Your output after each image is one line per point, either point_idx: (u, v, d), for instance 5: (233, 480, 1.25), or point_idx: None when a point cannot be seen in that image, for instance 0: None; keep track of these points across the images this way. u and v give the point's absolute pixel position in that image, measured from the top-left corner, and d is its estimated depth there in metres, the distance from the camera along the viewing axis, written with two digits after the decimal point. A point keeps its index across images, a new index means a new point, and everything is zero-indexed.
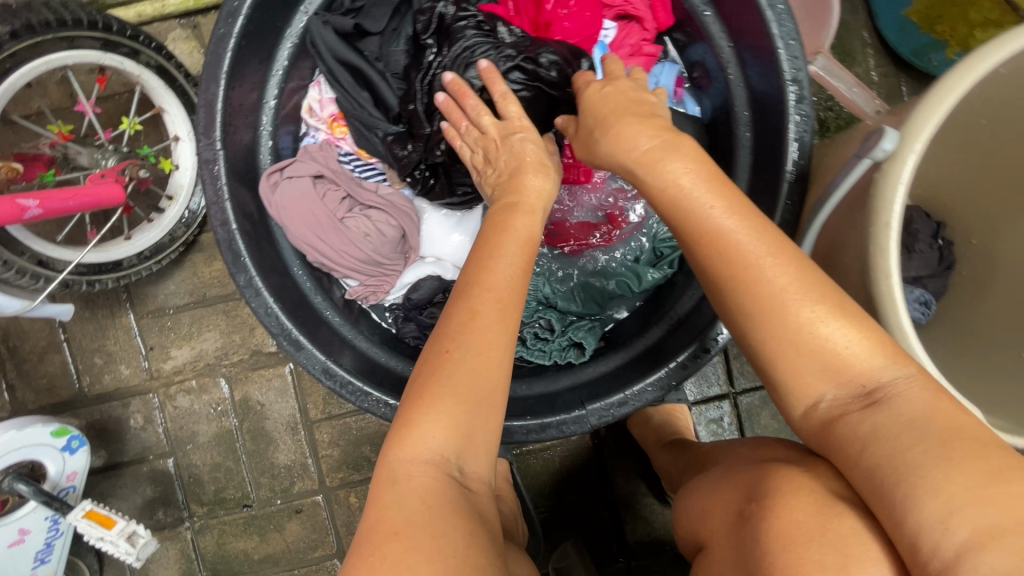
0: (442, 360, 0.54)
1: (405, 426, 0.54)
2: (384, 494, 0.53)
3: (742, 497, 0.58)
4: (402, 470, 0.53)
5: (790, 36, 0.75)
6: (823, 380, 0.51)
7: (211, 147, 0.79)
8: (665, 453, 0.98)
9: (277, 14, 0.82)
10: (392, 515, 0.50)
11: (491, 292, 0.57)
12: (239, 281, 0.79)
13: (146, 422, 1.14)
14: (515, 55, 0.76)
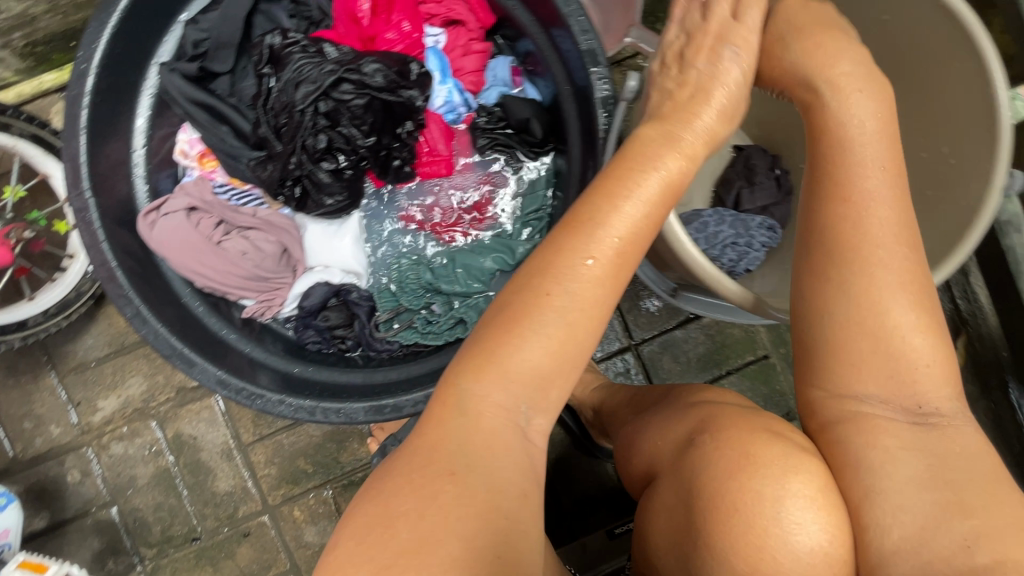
0: (544, 307, 0.58)
1: (484, 366, 0.58)
2: (449, 420, 0.59)
3: (693, 429, 0.70)
4: (476, 407, 0.58)
5: (577, 13, 0.86)
6: (875, 382, 0.61)
7: (80, 197, 0.85)
8: (597, 396, 1.08)
9: (128, 71, 0.91)
10: (450, 457, 0.57)
11: (623, 240, 0.60)
12: (126, 313, 0.85)
13: (83, 475, 1.17)
14: (338, 69, 0.88)
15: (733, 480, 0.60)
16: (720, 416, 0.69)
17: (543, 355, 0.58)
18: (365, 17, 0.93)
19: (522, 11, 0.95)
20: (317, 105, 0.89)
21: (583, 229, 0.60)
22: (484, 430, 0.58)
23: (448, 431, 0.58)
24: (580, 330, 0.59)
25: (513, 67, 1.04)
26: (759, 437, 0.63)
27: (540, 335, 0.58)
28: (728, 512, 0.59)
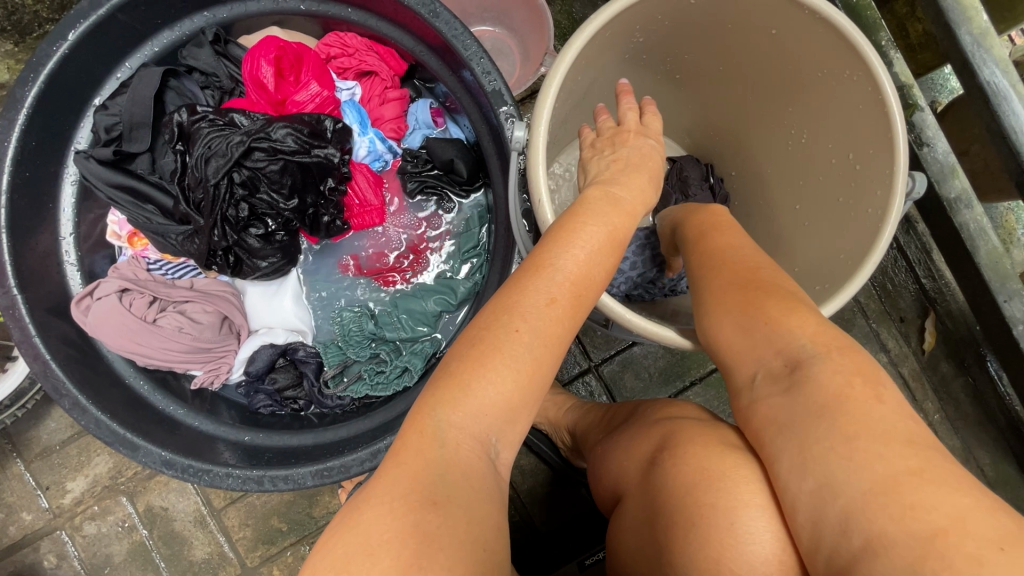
0: (507, 342, 0.56)
1: (459, 395, 0.55)
2: (425, 448, 0.53)
3: (656, 448, 0.70)
4: (450, 436, 0.54)
5: (477, 56, 0.87)
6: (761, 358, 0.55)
7: (7, 294, 0.86)
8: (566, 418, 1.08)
9: (47, 162, 0.92)
10: (428, 484, 0.50)
11: (575, 274, 0.59)
12: (64, 405, 0.85)
13: (60, 558, 1.17)
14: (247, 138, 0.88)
15: (699, 494, 0.56)
16: (677, 432, 0.68)
17: (512, 394, 0.56)
18: (272, 82, 0.93)
19: (430, 56, 0.97)
20: (232, 175, 0.89)
21: (546, 271, 0.58)
22: (456, 457, 0.53)
23: (428, 456, 0.53)
24: (545, 366, 0.57)
25: (434, 108, 1.06)
26: (713, 446, 0.60)
27: (507, 370, 0.55)
28: (695, 522, 0.55)
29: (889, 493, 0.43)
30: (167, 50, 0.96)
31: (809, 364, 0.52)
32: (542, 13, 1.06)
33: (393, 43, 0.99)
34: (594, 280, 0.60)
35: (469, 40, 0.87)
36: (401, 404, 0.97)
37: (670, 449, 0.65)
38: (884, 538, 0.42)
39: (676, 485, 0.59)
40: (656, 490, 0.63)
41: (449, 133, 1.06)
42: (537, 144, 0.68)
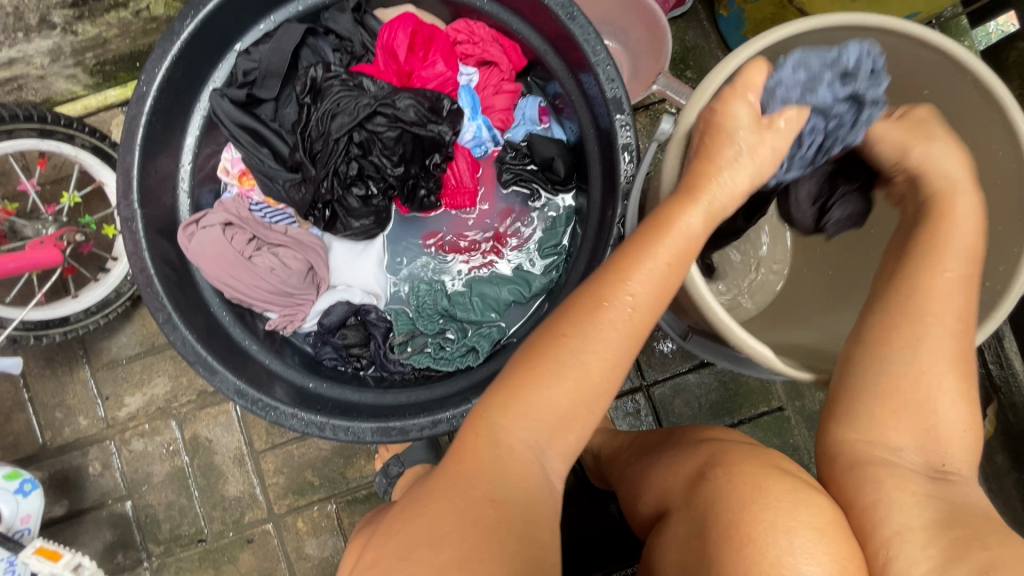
0: (552, 358, 0.60)
1: (510, 403, 0.61)
2: (482, 453, 0.60)
3: (701, 465, 0.72)
4: (501, 440, 0.60)
5: (604, 62, 0.90)
6: (908, 434, 0.66)
7: (129, 207, 0.92)
8: (599, 435, 1.09)
9: (185, 94, 0.99)
10: (484, 483, 0.59)
11: (636, 296, 0.60)
12: (158, 318, 0.90)
13: (104, 467, 1.22)
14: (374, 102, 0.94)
15: (747, 514, 0.59)
16: (727, 453, 0.71)
17: (559, 403, 0.60)
18: (402, 54, 0.98)
19: (554, 56, 1.00)
20: (351, 135, 0.94)
21: (595, 297, 0.60)
22: (503, 458, 0.60)
23: (482, 459, 0.60)
24: (589, 383, 0.60)
25: (542, 107, 1.10)
26: (782, 473, 0.64)
27: (552, 381, 0.60)
28: (743, 547, 0.57)
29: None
30: (311, 10, 1.02)
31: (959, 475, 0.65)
32: (662, 34, 1.09)
33: (519, 38, 1.03)
34: (651, 301, 0.61)
35: (600, 47, 0.90)
36: (461, 381, 0.99)
37: (720, 467, 0.68)
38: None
39: (725, 495, 0.63)
40: (701, 503, 0.66)
41: (551, 133, 1.09)
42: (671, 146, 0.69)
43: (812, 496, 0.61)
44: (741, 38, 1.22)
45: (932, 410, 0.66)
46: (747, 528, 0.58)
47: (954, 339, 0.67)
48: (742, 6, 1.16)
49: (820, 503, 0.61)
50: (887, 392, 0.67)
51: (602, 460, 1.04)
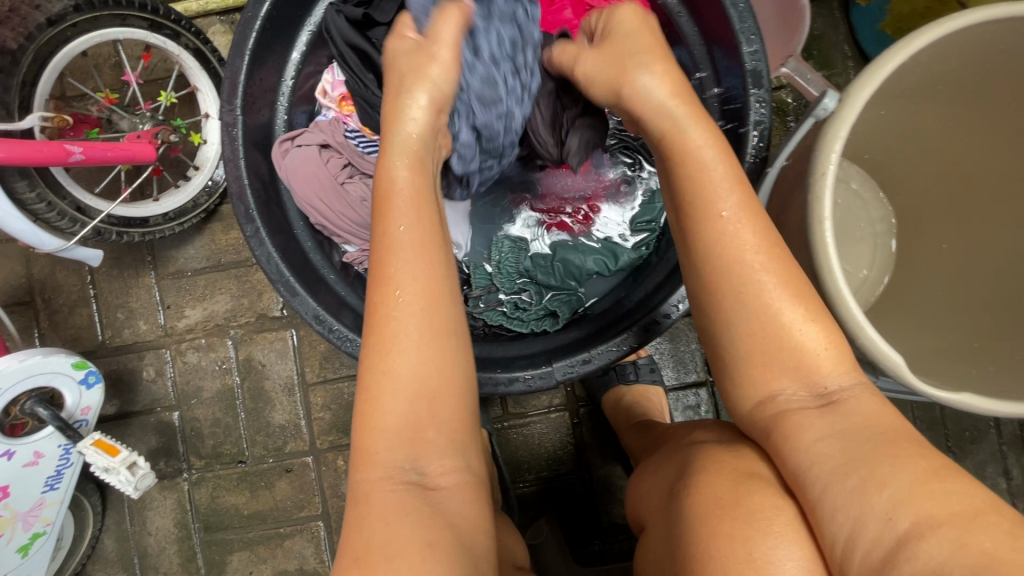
0: (380, 383, 0.58)
1: (364, 448, 0.58)
2: (359, 512, 0.56)
3: (674, 480, 0.67)
4: (374, 489, 0.57)
5: (750, 33, 0.83)
6: (787, 376, 0.58)
7: (231, 112, 0.89)
8: (631, 432, 1.02)
9: (299, 6, 0.95)
10: (370, 536, 0.54)
11: (392, 314, 0.58)
12: (246, 231, 0.88)
13: (157, 374, 1.23)
14: None
15: (709, 521, 0.54)
16: (698, 456, 0.65)
17: (399, 420, 0.57)
18: None
19: (689, 21, 0.96)
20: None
21: (387, 316, 0.58)
22: (374, 510, 0.56)
23: (370, 516, 0.55)
24: (416, 377, 0.58)
25: None
26: (730, 472, 0.58)
27: (392, 406, 0.57)
28: (711, 556, 0.52)
29: (928, 481, 0.47)
30: None
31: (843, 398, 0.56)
32: (800, 14, 1.00)
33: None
34: (424, 288, 0.59)
35: (748, 14, 0.83)
36: (536, 344, 0.95)
37: (687, 477, 0.63)
38: (929, 520, 0.44)
39: (696, 510, 0.57)
40: (677, 521, 0.60)
41: None
42: (847, 123, 0.62)
43: (764, 497, 0.54)
44: (876, 33, 1.13)
45: (793, 346, 0.58)
46: (712, 553, 0.52)
47: (750, 262, 0.60)
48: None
49: (778, 504, 0.53)
50: (753, 344, 0.59)
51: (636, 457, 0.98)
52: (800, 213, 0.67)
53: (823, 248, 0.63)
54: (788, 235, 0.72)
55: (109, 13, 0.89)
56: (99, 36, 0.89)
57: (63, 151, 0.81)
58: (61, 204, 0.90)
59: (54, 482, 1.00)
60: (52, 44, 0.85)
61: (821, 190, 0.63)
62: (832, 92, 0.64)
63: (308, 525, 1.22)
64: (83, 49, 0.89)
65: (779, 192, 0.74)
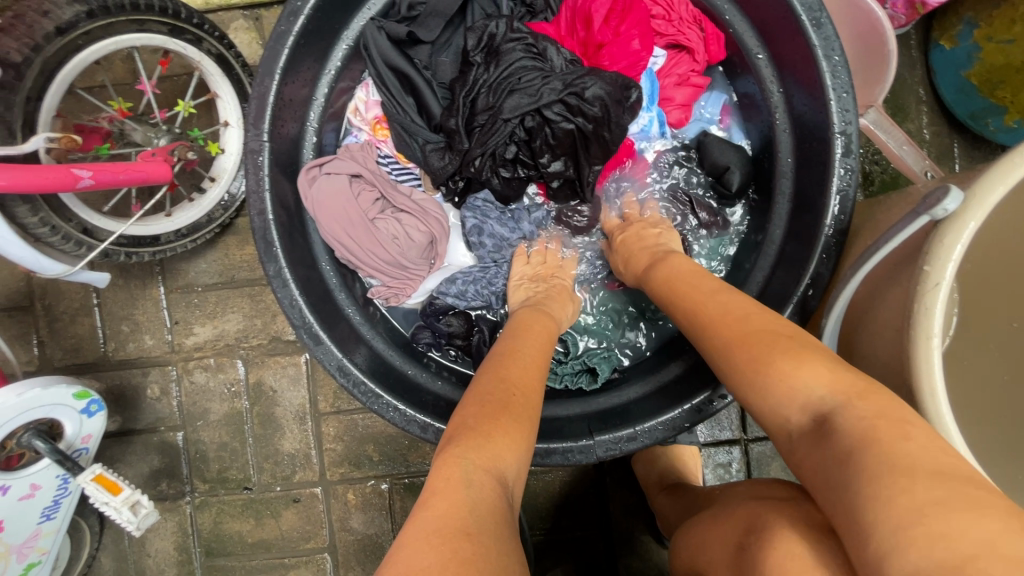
0: (511, 404, 0.59)
1: (480, 442, 0.53)
2: (452, 494, 0.48)
3: (743, 534, 0.57)
4: (475, 478, 0.50)
5: (843, 88, 0.75)
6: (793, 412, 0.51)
7: (257, 138, 0.81)
8: (664, 495, 0.96)
9: (336, 17, 0.86)
10: (462, 517, 0.46)
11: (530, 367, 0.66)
12: (268, 271, 0.81)
13: (162, 393, 1.16)
14: (561, 87, 0.82)
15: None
16: (768, 516, 0.55)
17: (518, 442, 0.56)
18: (596, 23, 0.88)
19: (767, 62, 0.87)
20: (523, 118, 0.84)
21: (528, 373, 0.65)
22: (474, 497, 0.48)
23: (456, 498, 0.48)
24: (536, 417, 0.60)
25: (725, 106, 0.96)
26: (802, 545, 0.48)
27: (514, 427, 0.57)
28: None
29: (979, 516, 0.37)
30: None
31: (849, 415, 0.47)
32: (885, 60, 0.91)
33: (728, 32, 0.90)
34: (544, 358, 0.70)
35: (843, 68, 0.75)
36: (574, 407, 0.89)
37: (759, 539, 0.53)
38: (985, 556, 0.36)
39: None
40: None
41: (729, 136, 0.96)
42: (968, 229, 0.54)
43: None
44: (958, 80, 1.03)
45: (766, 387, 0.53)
46: None
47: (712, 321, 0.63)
48: (978, 45, 0.97)
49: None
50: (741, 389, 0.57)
51: (670, 525, 0.92)
52: (899, 317, 0.59)
53: (928, 365, 0.55)
54: (873, 329, 0.65)
55: (126, 18, 0.79)
56: (115, 44, 0.80)
57: (71, 176, 0.72)
58: (66, 227, 0.83)
59: (51, 512, 0.95)
60: (61, 53, 0.76)
61: (931, 303, 0.55)
62: (955, 190, 0.56)
63: (314, 557, 1.17)
64: (95, 58, 0.80)
65: (872, 283, 0.66)
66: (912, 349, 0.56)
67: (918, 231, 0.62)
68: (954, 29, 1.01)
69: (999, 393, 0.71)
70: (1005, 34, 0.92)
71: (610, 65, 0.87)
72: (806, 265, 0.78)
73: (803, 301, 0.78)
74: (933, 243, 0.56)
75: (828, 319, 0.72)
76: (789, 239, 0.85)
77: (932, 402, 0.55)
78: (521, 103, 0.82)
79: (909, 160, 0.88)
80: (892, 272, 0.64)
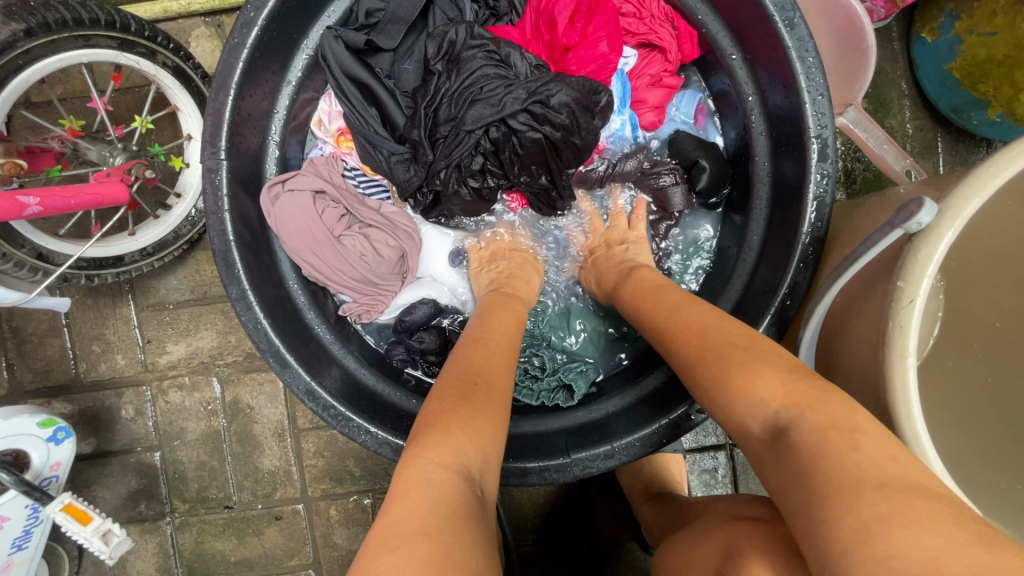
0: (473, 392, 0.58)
1: (440, 438, 0.52)
2: (409, 494, 0.47)
3: (720, 558, 0.55)
4: (431, 478, 0.49)
5: (819, 91, 0.73)
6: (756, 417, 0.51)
7: (214, 156, 0.78)
8: (648, 505, 0.95)
9: (293, 27, 0.83)
10: (415, 519, 0.45)
11: (488, 348, 0.66)
12: (231, 294, 0.78)
13: (137, 413, 1.14)
14: (525, 96, 0.79)
15: None
16: (744, 540, 0.54)
17: (479, 427, 0.54)
18: (561, 25, 0.84)
19: (741, 63, 0.84)
20: (488, 129, 0.81)
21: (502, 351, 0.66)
22: (429, 500, 0.47)
23: (416, 499, 0.47)
24: (500, 406, 0.58)
25: (700, 105, 0.94)
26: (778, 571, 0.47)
27: (474, 417, 0.55)
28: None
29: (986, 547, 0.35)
30: None
31: (790, 423, 0.47)
32: (864, 56, 0.89)
33: (701, 30, 0.87)
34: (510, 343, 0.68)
35: (817, 70, 0.73)
36: (551, 422, 0.87)
37: (735, 562, 0.52)
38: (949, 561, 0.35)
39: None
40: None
41: (706, 134, 0.95)
42: (943, 242, 0.52)
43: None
44: (941, 74, 1.00)
45: (729, 401, 0.53)
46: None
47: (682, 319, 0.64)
48: (960, 37, 0.95)
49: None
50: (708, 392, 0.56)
51: (654, 537, 0.90)
52: (875, 335, 0.57)
53: (902, 386, 0.53)
54: (849, 344, 0.63)
55: (70, 35, 0.76)
56: (59, 61, 0.77)
57: (16, 205, 0.69)
58: (19, 254, 0.80)
59: (22, 543, 0.92)
60: (2, 74, 0.73)
61: (905, 318, 0.53)
62: (930, 204, 0.53)
63: (299, 573, 1.15)
64: (39, 77, 0.77)
65: (849, 297, 0.64)
66: (886, 369, 0.54)
67: (896, 241, 0.59)
68: (936, 20, 0.98)
69: (985, 397, 0.69)
70: (988, 26, 0.89)
71: (577, 70, 0.84)
72: (782, 275, 0.76)
73: (781, 310, 0.76)
74: (906, 261, 0.54)
75: (806, 325, 0.70)
76: (767, 245, 0.83)
77: (906, 419, 0.53)
78: (485, 114, 0.79)
79: (889, 159, 0.85)
80: (868, 283, 0.62)
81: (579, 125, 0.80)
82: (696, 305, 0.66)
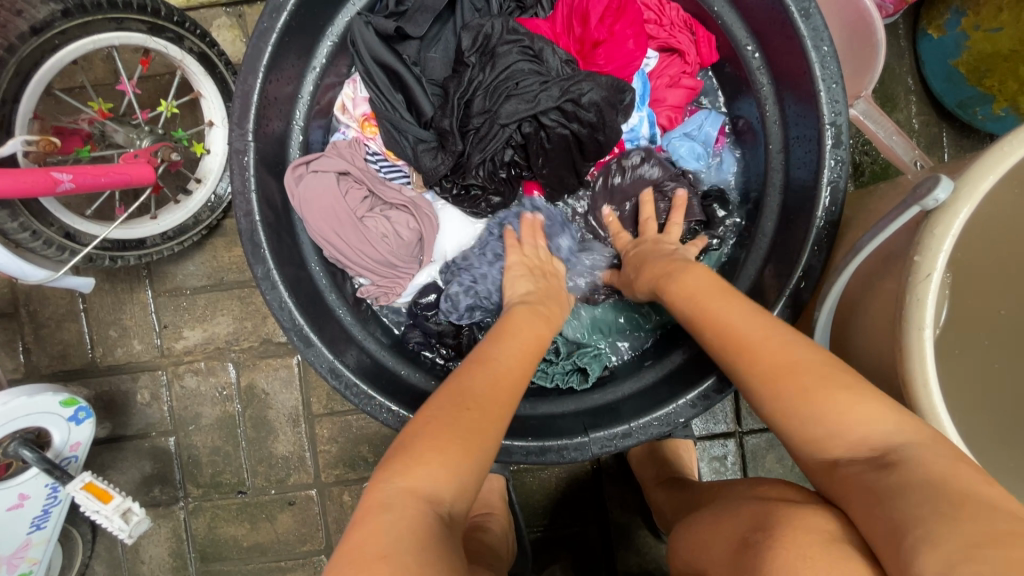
0: (462, 414, 0.58)
1: (412, 463, 0.54)
2: (372, 518, 0.51)
3: (747, 530, 0.57)
4: (396, 501, 0.52)
5: (834, 81, 0.75)
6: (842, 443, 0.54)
7: (242, 138, 0.80)
8: (661, 489, 0.96)
9: (320, 14, 0.85)
10: (381, 540, 0.49)
11: (502, 365, 0.66)
12: (257, 273, 0.80)
13: (153, 398, 1.15)
14: (558, 94, 0.82)
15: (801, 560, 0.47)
16: (774, 515, 0.55)
17: (457, 451, 0.56)
18: (592, 22, 0.87)
19: (761, 61, 0.86)
20: (520, 124, 0.83)
21: (499, 371, 0.65)
22: (394, 521, 0.50)
23: (378, 524, 0.50)
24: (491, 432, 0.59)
25: (723, 126, 0.95)
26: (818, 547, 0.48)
27: (459, 443, 0.56)
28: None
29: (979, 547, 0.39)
30: None
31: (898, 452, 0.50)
32: (873, 50, 0.91)
33: (718, 27, 0.90)
34: (522, 365, 0.67)
35: (833, 61, 0.75)
36: (567, 404, 0.89)
37: (766, 534, 0.53)
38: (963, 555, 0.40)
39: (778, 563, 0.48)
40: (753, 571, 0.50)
41: (722, 158, 0.95)
42: (959, 218, 0.54)
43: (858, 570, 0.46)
44: (947, 69, 1.03)
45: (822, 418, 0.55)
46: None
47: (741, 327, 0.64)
48: (965, 33, 0.97)
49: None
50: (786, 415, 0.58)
51: (667, 519, 0.92)
52: (894, 307, 0.59)
53: (920, 356, 0.55)
54: (865, 320, 0.65)
55: (103, 17, 0.78)
56: (93, 43, 0.79)
57: (51, 180, 0.71)
58: (48, 232, 0.82)
59: (41, 522, 0.93)
60: (37, 54, 0.74)
61: (923, 294, 0.54)
62: (946, 181, 0.55)
63: (311, 559, 1.16)
64: (73, 58, 0.79)
65: (867, 278, 0.66)
66: (903, 339, 0.56)
67: (909, 220, 0.61)
68: (942, 17, 1.01)
69: (996, 382, 0.71)
70: (993, 22, 0.92)
71: (605, 64, 0.87)
72: (798, 258, 0.78)
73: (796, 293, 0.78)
74: (924, 235, 0.56)
75: (821, 308, 0.72)
76: (783, 231, 0.84)
77: (923, 390, 0.55)
78: (520, 110, 0.82)
79: (898, 150, 0.87)
80: (886, 259, 0.64)
81: (608, 118, 0.82)
82: (748, 310, 0.66)
